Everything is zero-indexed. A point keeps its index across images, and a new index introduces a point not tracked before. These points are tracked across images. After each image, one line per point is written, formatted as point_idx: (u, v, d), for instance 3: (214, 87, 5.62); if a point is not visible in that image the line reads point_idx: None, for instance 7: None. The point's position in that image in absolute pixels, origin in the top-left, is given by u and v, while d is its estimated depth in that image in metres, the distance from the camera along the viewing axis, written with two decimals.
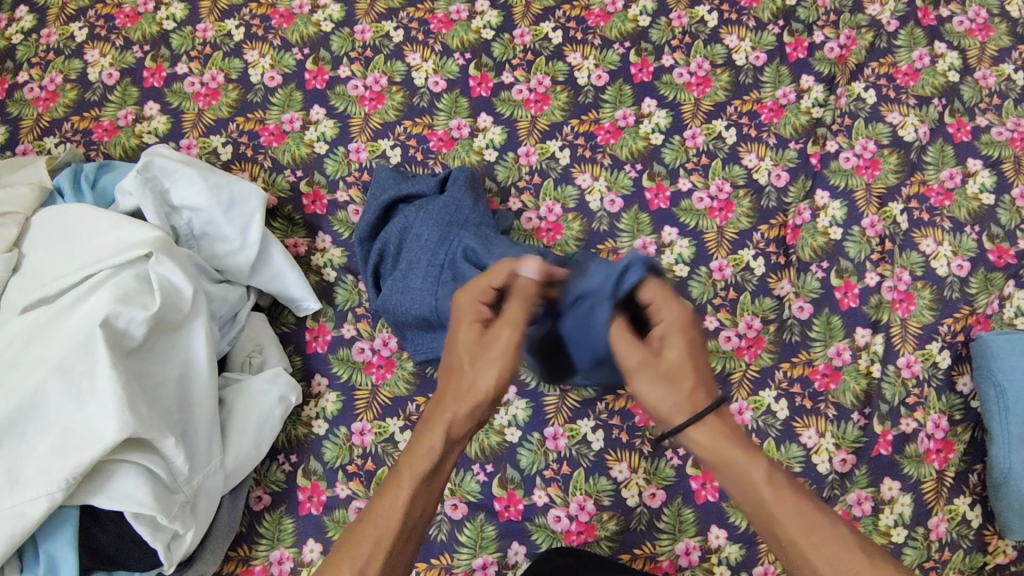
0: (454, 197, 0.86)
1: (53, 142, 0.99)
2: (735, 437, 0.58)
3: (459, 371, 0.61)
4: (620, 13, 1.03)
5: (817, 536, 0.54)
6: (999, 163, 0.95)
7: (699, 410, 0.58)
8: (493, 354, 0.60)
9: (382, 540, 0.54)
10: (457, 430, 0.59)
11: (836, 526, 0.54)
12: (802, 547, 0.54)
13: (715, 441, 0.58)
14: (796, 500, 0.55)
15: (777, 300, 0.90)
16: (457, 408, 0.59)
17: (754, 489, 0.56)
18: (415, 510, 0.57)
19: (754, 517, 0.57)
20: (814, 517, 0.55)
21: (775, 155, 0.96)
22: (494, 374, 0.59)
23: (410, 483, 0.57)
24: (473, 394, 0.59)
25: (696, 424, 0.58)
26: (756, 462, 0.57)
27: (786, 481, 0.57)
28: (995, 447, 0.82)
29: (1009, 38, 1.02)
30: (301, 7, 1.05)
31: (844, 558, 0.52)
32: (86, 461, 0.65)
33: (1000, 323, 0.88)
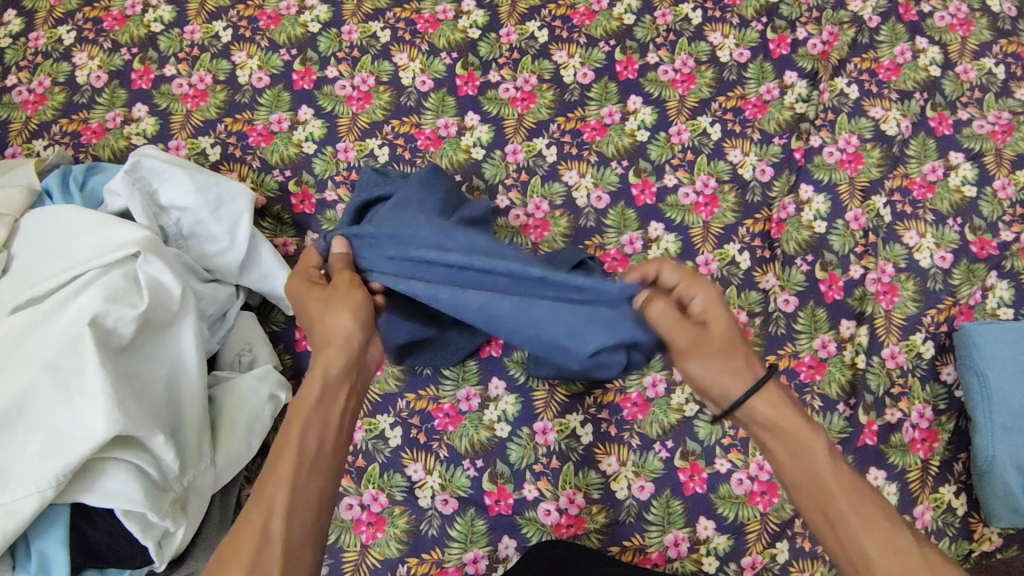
0: (405, 196, 0.80)
1: (42, 145, 1.00)
2: (798, 413, 0.63)
3: (316, 329, 0.66)
4: (605, 12, 1.04)
5: (869, 512, 0.58)
6: (981, 156, 0.96)
7: (761, 383, 0.63)
8: (338, 299, 0.66)
9: (283, 488, 0.57)
10: (335, 368, 0.63)
11: (882, 505, 0.59)
12: (851, 521, 0.58)
13: (776, 417, 0.63)
14: (852, 477, 0.60)
15: (763, 293, 0.90)
16: (326, 353, 0.63)
17: (813, 459, 0.61)
18: (313, 443, 0.60)
19: (806, 489, 0.61)
20: (868, 497, 0.59)
21: (759, 150, 0.97)
22: (347, 315, 0.64)
23: (298, 422, 0.60)
24: (335, 336, 0.64)
25: (761, 393, 0.64)
26: (818, 436, 0.61)
27: (844, 463, 0.61)
28: (979, 435, 0.83)
29: (990, 32, 1.03)
30: (288, 9, 1.06)
31: (891, 533, 0.57)
32: (76, 458, 0.66)
33: (983, 314, 0.89)
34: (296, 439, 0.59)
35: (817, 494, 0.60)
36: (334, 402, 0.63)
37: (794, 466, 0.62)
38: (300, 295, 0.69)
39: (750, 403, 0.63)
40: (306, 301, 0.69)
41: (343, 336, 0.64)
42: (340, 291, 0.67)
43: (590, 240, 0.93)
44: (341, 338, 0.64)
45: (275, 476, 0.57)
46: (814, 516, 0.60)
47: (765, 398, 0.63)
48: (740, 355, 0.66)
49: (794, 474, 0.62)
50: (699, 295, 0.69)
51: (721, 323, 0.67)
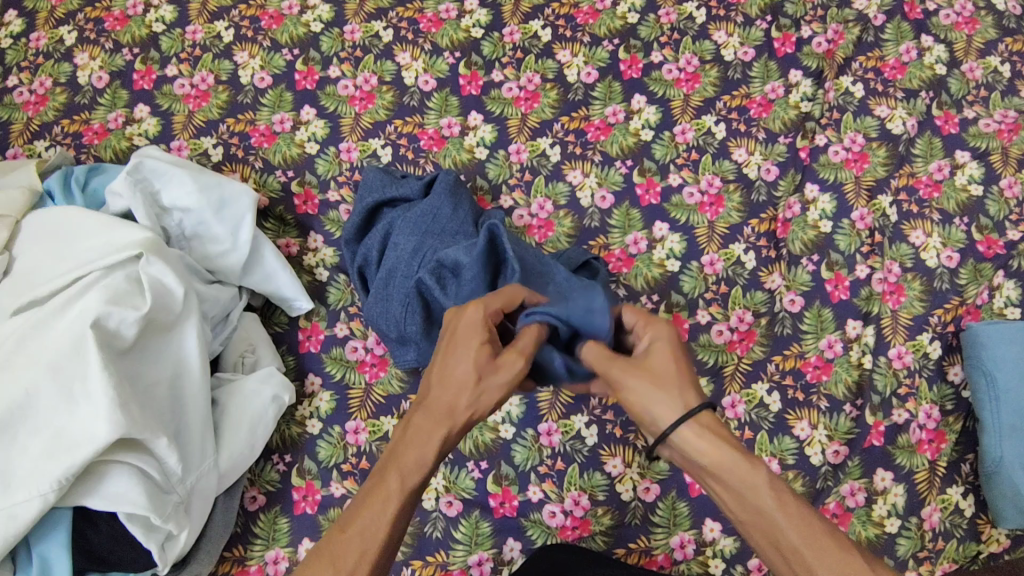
0: (433, 204, 0.85)
1: (44, 146, 0.99)
2: (733, 446, 0.59)
3: (460, 383, 0.59)
4: (608, 10, 1.04)
5: (819, 544, 0.55)
6: (987, 154, 0.96)
7: (693, 412, 0.60)
8: (502, 374, 0.61)
9: (367, 552, 0.54)
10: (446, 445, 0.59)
11: (832, 533, 0.56)
12: (806, 555, 0.55)
13: (716, 448, 0.59)
14: (798, 506, 0.57)
15: (768, 294, 0.90)
16: (453, 425, 0.59)
17: (755, 493, 0.57)
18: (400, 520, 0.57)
19: (755, 526, 0.58)
20: (817, 524, 0.56)
21: (764, 149, 0.96)
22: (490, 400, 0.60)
23: (402, 498, 0.56)
24: (469, 411, 0.59)
25: (694, 430, 0.60)
26: (758, 467, 0.58)
27: (786, 490, 0.58)
28: (986, 436, 0.82)
29: (996, 30, 1.03)
30: (290, 9, 1.05)
31: (844, 561, 0.54)
32: (78, 462, 0.65)
33: (990, 313, 0.89)
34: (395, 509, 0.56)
35: (764, 529, 0.57)
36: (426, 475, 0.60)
37: (737, 502, 0.58)
38: (471, 329, 0.62)
39: (676, 431, 0.60)
40: (467, 344, 0.61)
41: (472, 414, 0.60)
42: (510, 368, 0.61)
43: (595, 240, 0.93)
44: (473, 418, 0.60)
45: (357, 548, 0.54)
46: (765, 548, 0.58)
47: (698, 433, 0.59)
48: (675, 382, 0.61)
49: (739, 510, 0.58)
50: (649, 335, 0.65)
51: (663, 360, 0.62)
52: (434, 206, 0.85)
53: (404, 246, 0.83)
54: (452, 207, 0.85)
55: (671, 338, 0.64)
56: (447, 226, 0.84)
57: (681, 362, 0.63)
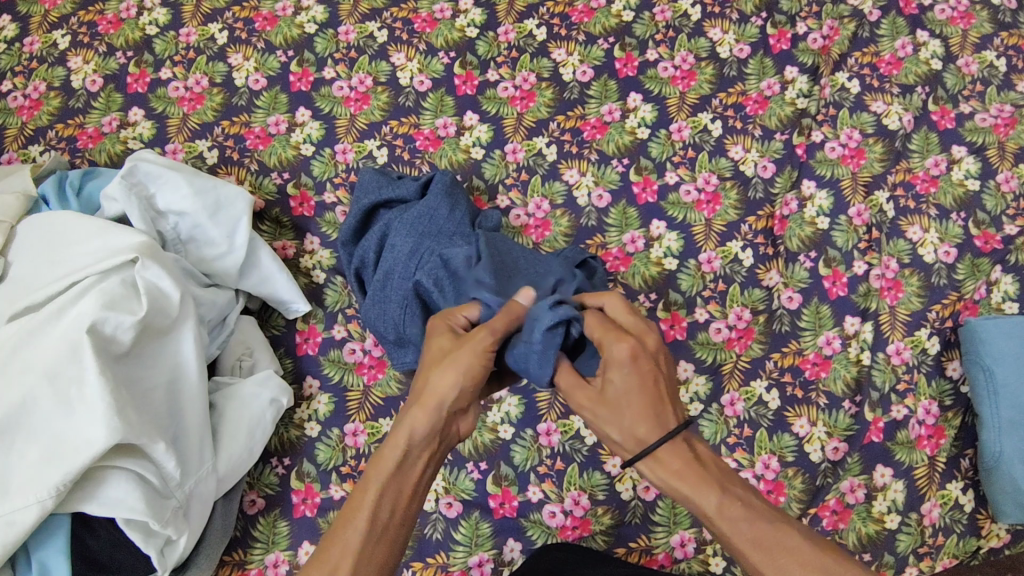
0: (429, 204, 0.84)
1: (38, 151, 0.98)
2: (686, 474, 0.58)
3: (423, 372, 0.62)
4: (603, 9, 1.04)
5: (777, 564, 0.53)
6: (984, 149, 0.96)
7: (647, 447, 0.58)
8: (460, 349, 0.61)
9: (348, 544, 0.55)
10: (424, 432, 0.59)
11: (795, 547, 0.53)
12: (765, 575, 0.53)
13: (669, 481, 0.58)
14: (750, 527, 0.55)
15: (766, 291, 0.90)
16: (421, 410, 0.59)
17: (709, 522, 0.57)
18: (385, 510, 0.58)
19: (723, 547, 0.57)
20: (774, 543, 0.54)
21: (761, 146, 0.96)
22: (455, 374, 0.60)
23: (377, 484, 0.58)
24: (436, 395, 0.59)
25: (652, 460, 0.59)
26: (705, 493, 0.57)
27: (739, 509, 0.56)
28: (986, 431, 0.82)
29: (991, 25, 1.03)
30: (284, 10, 1.05)
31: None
32: (75, 468, 0.65)
33: (988, 308, 0.89)
34: (370, 499, 0.57)
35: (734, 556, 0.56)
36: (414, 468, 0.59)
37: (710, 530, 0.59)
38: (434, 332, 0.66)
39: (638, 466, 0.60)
40: (431, 342, 0.65)
41: (438, 398, 0.59)
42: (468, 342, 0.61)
43: (592, 239, 0.92)
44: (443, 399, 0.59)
45: (336, 545, 0.56)
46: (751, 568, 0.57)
47: (652, 466, 0.59)
48: (630, 414, 0.59)
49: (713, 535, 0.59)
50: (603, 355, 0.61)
51: (617, 387, 0.60)
52: (432, 207, 0.84)
53: (402, 248, 0.82)
54: (450, 207, 0.85)
55: (624, 360, 0.60)
56: (447, 227, 0.83)
57: (637, 387, 0.59)
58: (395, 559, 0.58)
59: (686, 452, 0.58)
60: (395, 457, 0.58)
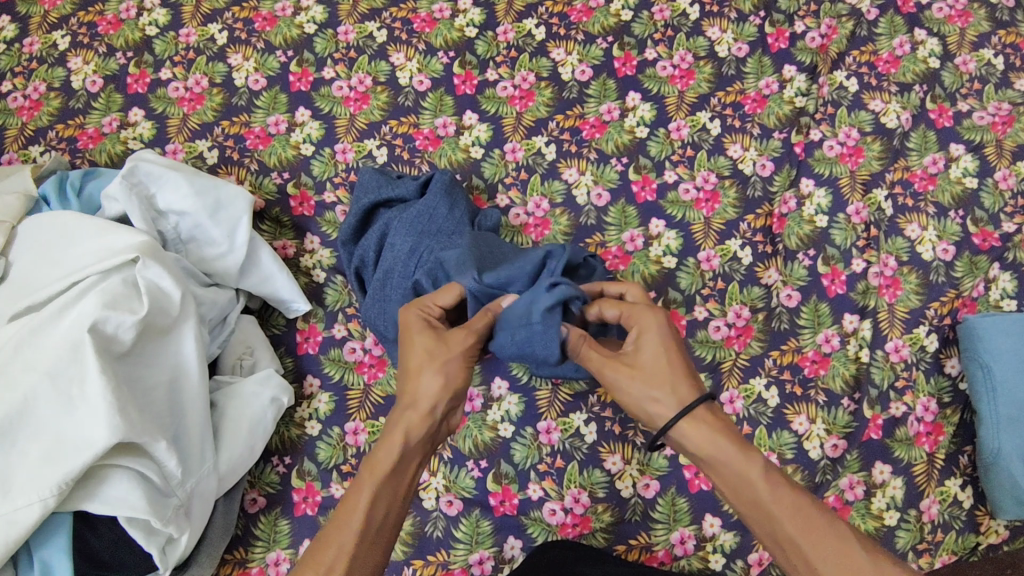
0: (429, 203, 0.85)
1: (39, 151, 0.99)
2: (729, 438, 0.61)
3: (410, 373, 0.64)
4: (602, 8, 1.04)
5: (816, 533, 0.56)
6: (981, 147, 0.96)
7: (688, 405, 0.63)
8: (450, 352, 0.64)
9: (346, 545, 0.56)
10: (415, 435, 0.62)
11: (832, 520, 0.57)
12: (801, 543, 0.56)
13: (711, 443, 0.62)
14: (792, 496, 0.58)
15: (765, 289, 0.90)
16: (414, 415, 0.62)
17: (751, 485, 0.59)
18: (379, 511, 0.59)
19: (753, 516, 0.59)
20: (812, 513, 0.57)
21: (759, 145, 0.97)
22: (443, 379, 0.63)
23: (371, 487, 0.59)
24: (428, 398, 0.62)
25: (690, 420, 0.63)
26: (752, 458, 0.60)
27: (783, 479, 0.59)
28: (984, 427, 0.82)
29: (989, 23, 1.03)
30: (284, 10, 1.05)
31: (841, 545, 0.55)
32: (76, 466, 0.65)
33: (986, 305, 0.89)
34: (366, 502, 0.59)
35: (764, 523, 0.59)
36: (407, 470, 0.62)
37: (737, 497, 0.61)
38: (410, 326, 0.67)
39: (674, 428, 0.63)
40: (411, 337, 0.66)
41: (432, 401, 0.63)
42: (456, 345, 0.65)
43: (591, 238, 0.93)
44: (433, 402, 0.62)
45: (332, 546, 0.56)
46: (768, 543, 0.59)
47: (692, 426, 0.63)
48: (668, 376, 0.64)
49: (739, 504, 0.60)
50: (638, 324, 0.67)
51: (652, 354, 0.65)
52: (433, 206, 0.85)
53: (403, 249, 0.83)
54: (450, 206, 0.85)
55: (662, 328, 0.66)
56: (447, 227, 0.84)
57: (671, 355, 0.65)
58: (384, 558, 0.60)
59: (724, 419, 0.63)
60: (390, 459, 0.60)
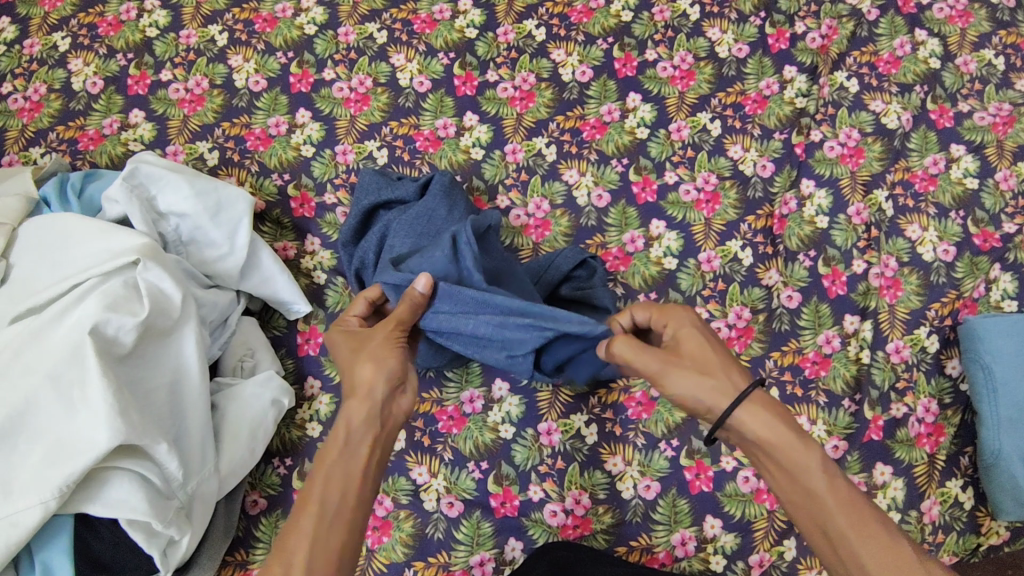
0: (428, 205, 0.85)
1: (39, 153, 0.99)
2: (790, 427, 0.61)
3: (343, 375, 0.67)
4: (602, 9, 1.04)
5: (867, 528, 0.56)
6: (982, 148, 0.96)
7: (743, 392, 0.62)
8: (374, 343, 0.67)
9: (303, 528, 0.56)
10: (356, 420, 0.63)
11: (882, 519, 0.57)
12: (850, 538, 0.56)
13: (771, 432, 0.61)
14: (848, 493, 0.58)
15: (766, 290, 0.90)
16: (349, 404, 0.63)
17: (808, 473, 0.59)
18: (334, 494, 0.59)
19: (804, 507, 0.60)
20: (865, 512, 0.57)
21: (760, 146, 0.97)
22: (371, 365, 0.65)
23: (320, 474, 0.60)
24: (357, 386, 0.64)
25: (750, 410, 0.62)
26: (812, 450, 0.60)
27: (839, 473, 0.60)
28: (985, 429, 0.82)
29: (989, 24, 1.03)
30: (284, 11, 1.05)
31: (893, 546, 0.55)
32: (78, 468, 0.65)
33: (987, 306, 0.89)
34: (318, 488, 0.59)
35: (814, 512, 0.59)
36: (358, 452, 0.62)
37: (790, 485, 0.60)
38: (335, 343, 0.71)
39: (733, 414, 0.62)
40: (339, 351, 0.70)
41: (366, 385, 0.64)
42: (376, 336, 0.68)
43: (592, 239, 0.93)
44: (365, 387, 0.64)
45: (296, 536, 0.56)
46: (814, 534, 0.59)
47: (755, 415, 0.62)
48: (718, 363, 0.64)
49: (791, 492, 0.60)
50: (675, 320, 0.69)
51: (696, 342, 0.66)
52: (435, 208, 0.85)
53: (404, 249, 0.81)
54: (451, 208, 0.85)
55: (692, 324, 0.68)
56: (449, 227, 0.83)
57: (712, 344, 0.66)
58: (355, 543, 0.58)
59: (783, 410, 0.63)
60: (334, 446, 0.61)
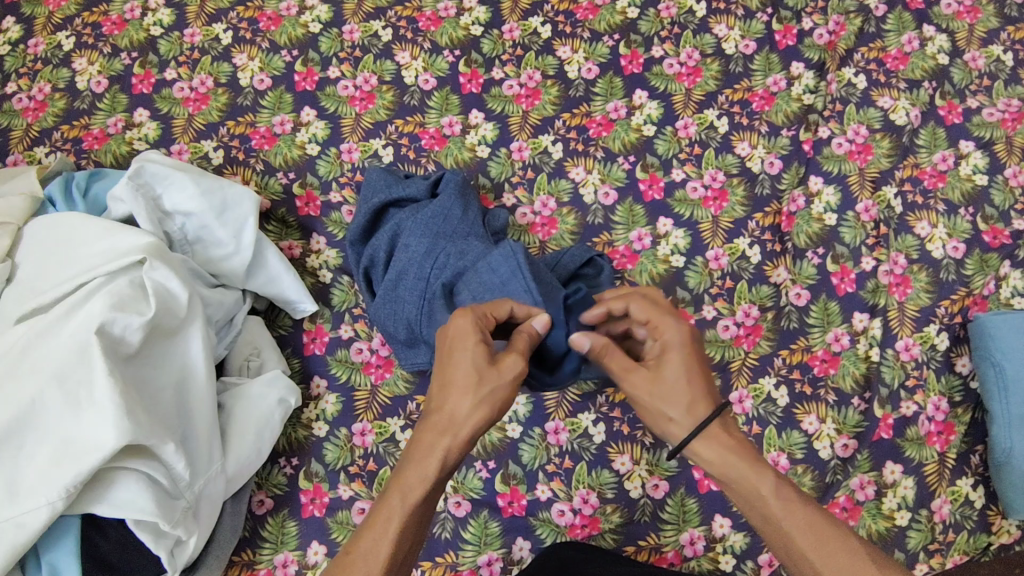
0: (443, 205, 0.84)
1: (45, 152, 0.98)
2: (741, 455, 0.62)
3: (452, 393, 0.61)
4: (608, 6, 1.04)
5: (828, 546, 0.56)
6: (991, 144, 0.95)
7: (702, 422, 0.63)
8: (498, 375, 0.61)
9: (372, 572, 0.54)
10: (449, 460, 0.59)
11: (844, 534, 0.57)
12: (812, 559, 0.56)
13: (725, 456, 0.62)
14: (804, 513, 0.58)
15: (774, 288, 0.89)
16: (450, 438, 0.59)
17: (762, 501, 0.60)
18: (406, 536, 0.57)
19: (768, 533, 0.60)
20: (825, 529, 0.57)
21: (767, 143, 0.96)
22: (484, 407, 0.60)
23: (403, 512, 0.57)
24: (464, 424, 0.59)
25: (704, 439, 0.63)
26: (762, 475, 0.60)
27: (795, 495, 0.60)
28: (996, 427, 0.81)
29: (998, 20, 1.02)
30: (289, 10, 1.05)
31: (853, 561, 0.55)
32: (85, 469, 0.65)
33: (997, 304, 0.88)
34: (395, 531, 0.56)
35: (775, 536, 0.59)
36: (433, 497, 0.60)
37: (751, 511, 0.61)
38: (461, 337, 0.63)
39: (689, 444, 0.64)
40: (461, 349, 0.62)
41: (470, 426, 0.59)
42: (506, 372, 0.62)
43: (599, 236, 0.92)
44: (470, 427, 0.59)
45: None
46: (782, 558, 0.59)
47: (708, 444, 0.63)
48: (686, 392, 0.64)
49: (753, 519, 0.61)
50: (662, 340, 0.68)
51: (675, 369, 0.65)
52: (494, 261, 0.77)
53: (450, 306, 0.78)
54: (516, 263, 0.76)
55: (683, 344, 0.67)
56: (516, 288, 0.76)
57: (692, 372, 0.65)
58: None
59: (739, 436, 0.64)
60: (424, 484, 0.58)
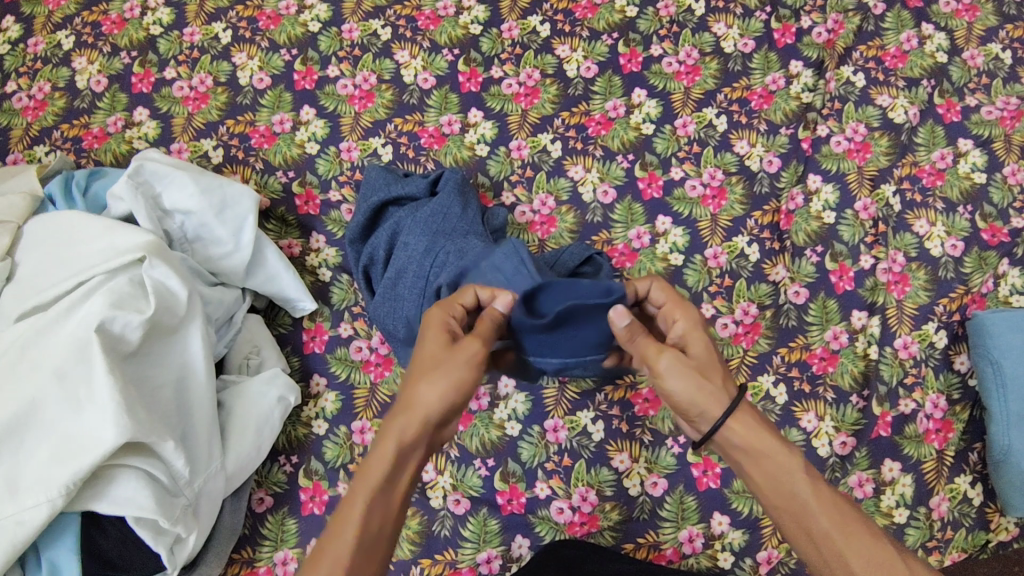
0: (442, 203, 0.85)
1: (44, 151, 0.99)
2: (774, 434, 0.61)
3: (415, 378, 0.60)
4: (607, 4, 1.04)
5: (851, 528, 0.57)
6: (990, 142, 0.95)
7: (733, 401, 0.61)
8: (457, 355, 0.60)
9: (339, 557, 0.52)
10: (410, 440, 0.58)
11: (864, 519, 0.58)
12: (838, 540, 0.56)
13: (756, 434, 0.60)
14: (831, 495, 0.59)
15: (773, 286, 0.90)
16: (409, 420, 0.58)
17: (791, 478, 0.59)
18: (374, 521, 0.55)
19: (788, 509, 0.59)
20: (849, 513, 0.58)
21: (766, 141, 0.96)
22: (444, 386, 0.59)
23: (366, 494, 0.55)
24: (424, 404, 0.59)
25: (736, 416, 0.61)
26: (795, 455, 0.59)
27: (821, 477, 0.60)
28: (994, 424, 0.81)
29: (997, 18, 1.02)
30: (288, 8, 1.05)
31: (876, 547, 0.56)
32: (85, 466, 0.65)
33: (995, 302, 0.88)
34: (359, 512, 0.54)
35: (797, 514, 0.58)
36: (401, 481, 0.58)
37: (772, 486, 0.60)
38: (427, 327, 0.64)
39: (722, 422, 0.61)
40: (425, 338, 0.63)
41: (431, 405, 0.59)
42: (463, 351, 0.60)
43: (598, 235, 0.92)
44: (431, 406, 0.58)
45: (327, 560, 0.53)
46: (795, 535, 0.59)
47: (739, 421, 0.61)
48: (717, 370, 0.63)
49: (774, 498, 0.60)
50: (682, 321, 0.65)
51: (701, 348, 0.64)
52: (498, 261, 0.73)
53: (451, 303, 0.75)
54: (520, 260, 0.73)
55: (704, 326, 0.65)
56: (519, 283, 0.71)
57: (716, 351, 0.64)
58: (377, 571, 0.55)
59: (762, 417, 0.62)
60: (385, 464, 0.56)
